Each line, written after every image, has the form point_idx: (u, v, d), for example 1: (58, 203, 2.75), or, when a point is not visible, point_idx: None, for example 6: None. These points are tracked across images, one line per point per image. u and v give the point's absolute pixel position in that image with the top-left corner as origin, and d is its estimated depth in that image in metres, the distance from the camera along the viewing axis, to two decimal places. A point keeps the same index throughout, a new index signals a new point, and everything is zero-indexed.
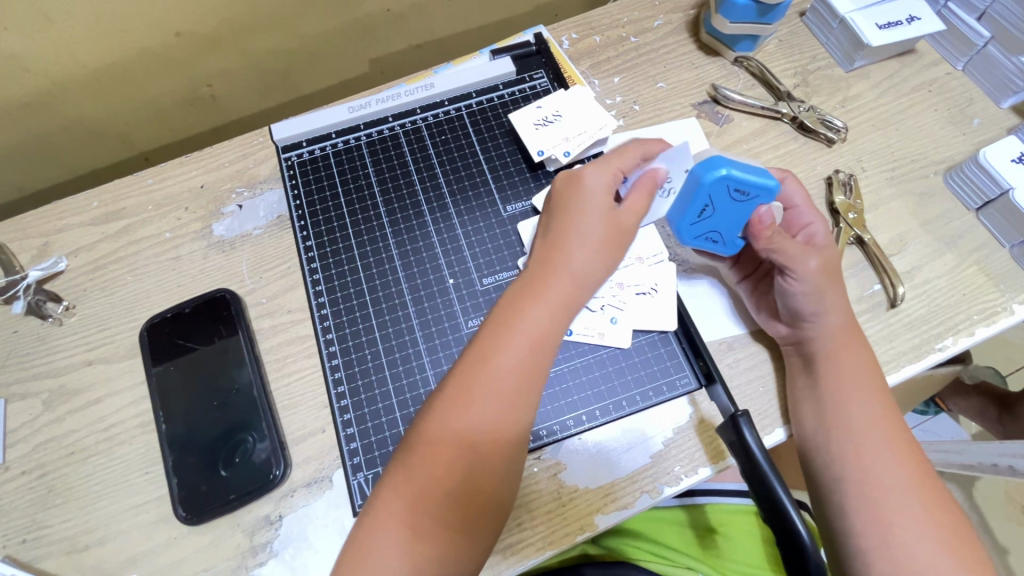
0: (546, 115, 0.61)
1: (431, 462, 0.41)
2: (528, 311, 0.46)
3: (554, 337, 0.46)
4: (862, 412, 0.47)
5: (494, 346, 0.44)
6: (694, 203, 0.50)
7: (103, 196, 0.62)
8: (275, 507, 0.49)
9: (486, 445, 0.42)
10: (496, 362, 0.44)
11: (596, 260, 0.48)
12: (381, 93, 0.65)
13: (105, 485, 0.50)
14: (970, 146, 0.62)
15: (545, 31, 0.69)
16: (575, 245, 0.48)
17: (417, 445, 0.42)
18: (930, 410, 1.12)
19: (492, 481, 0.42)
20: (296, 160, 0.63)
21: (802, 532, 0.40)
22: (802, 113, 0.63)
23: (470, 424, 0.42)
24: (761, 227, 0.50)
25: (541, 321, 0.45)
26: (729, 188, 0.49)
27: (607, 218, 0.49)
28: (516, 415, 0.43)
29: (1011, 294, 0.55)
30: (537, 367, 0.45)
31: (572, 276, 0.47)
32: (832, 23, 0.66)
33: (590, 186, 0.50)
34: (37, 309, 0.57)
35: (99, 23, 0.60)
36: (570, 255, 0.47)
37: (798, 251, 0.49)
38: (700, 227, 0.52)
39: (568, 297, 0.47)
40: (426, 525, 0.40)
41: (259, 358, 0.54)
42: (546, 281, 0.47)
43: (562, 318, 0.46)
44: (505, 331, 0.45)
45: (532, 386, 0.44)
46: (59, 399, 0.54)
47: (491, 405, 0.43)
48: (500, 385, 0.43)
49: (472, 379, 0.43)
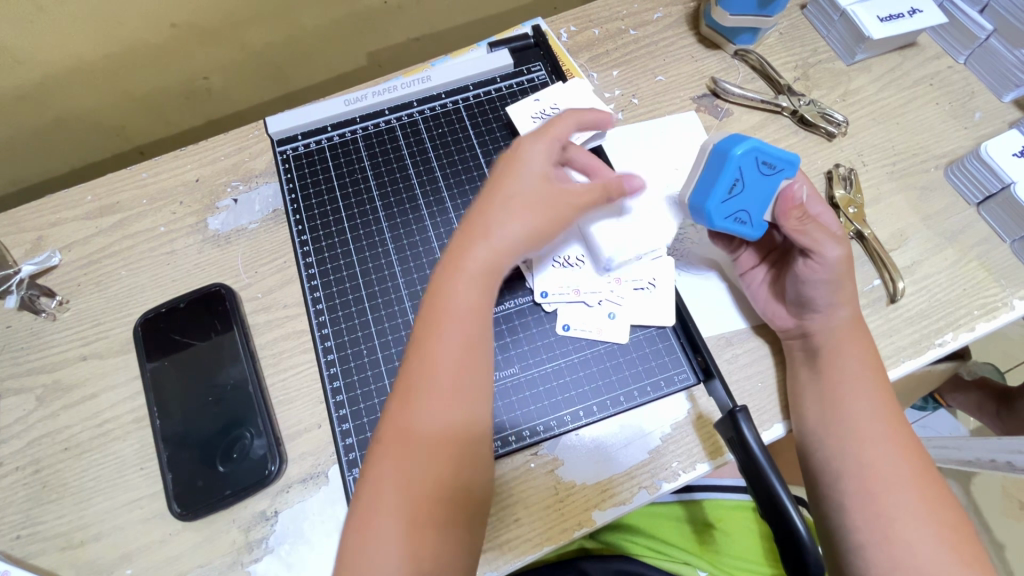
0: (544, 108, 0.60)
1: (391, 461, 0.40)
2: (452, 284, 0.44)
3: (485, 305, 0.43)
4: (862, 407, 0.47)
5: (431, 336, 0.43)
6: (725, 178, 0.49)
7: (97, 190, 0.61)
8: (271, 503, 0.49)
9: (431, 429, 0.41)
10: (435, 349, 0.42)
11: (523, 218, 0.45)
12: (377, 87, 0.64)
13: (100, 481, 0.50)
14: (971, 140, 0.62)
15: (543, 23, 0.68)
16: (502, 210, 0.45)
17: (380, 458, 0.41)
18: (928, 406, 1.12)
19: (461, 474, 0.41)
20: (292, 153, 0.62)
21: (800, 527, 0.40)
22: (803, 106, 0.63)
23: (415, 412, 0.41)
24: (790, 205, 0.49)
25: (469, 293, 0.43)
26: (758, 162, 0.48)
27: (534, 176, 0.47)
28: (457, 391, 0.42)
29: (1012, 289, 0.55)
30: (473, 340, 0.43)
31: (498, 236, 0.45)
32: (834, 16, 0.65)
33: (518, 154, 0.48)
34: (30, 304, 0.56)
35: (93, 15, 0.59)
36: (496, 219, 0.45)
37: (826, 236, 0.48)
38: (728, 206, 0.50)
39: (500, 260, 0.45)
40: (417, 533, 0.39)
41: (255, 353, 0.54)
42: (473, 250, 0.44)
43: (492, 280, 0.44)
44: (438, 315, 0.43)
45: (474, 366, 0.43)
46: (53, 394, 0.53)
47: (431, 389, 0.41)
48: (435, 367, 0.42)
49: (411, 369, 0.42)
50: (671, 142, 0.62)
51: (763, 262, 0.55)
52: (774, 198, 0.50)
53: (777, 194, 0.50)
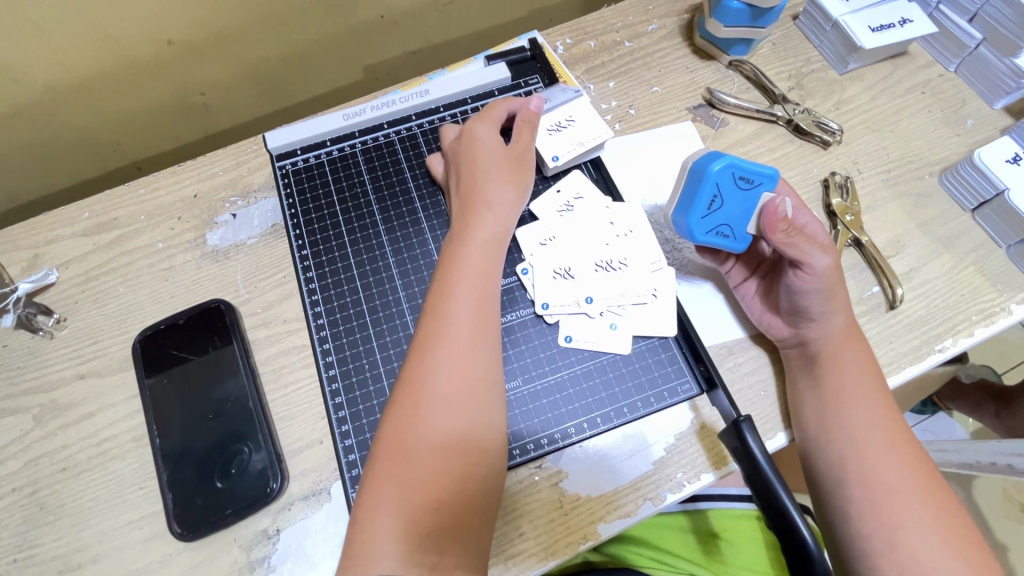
0: (559, 120, 0.60)
1: (410, 420, 0.43)
2: (461, 254, 0.50)
3: (491, 271, 0.50)
4: (862, 414, 0.47)
5: (441, 309, 0.47)
6: (703, 195, 0.50)
7: (94, 207, 0.61)
8: (273, 521, 0.48)
9: (448, 383, 0.44)
10: (446, 321, 0.46)
11: (509, 193, 0.54)
12: (375, 101, 0.64)
13: (99, 501, 0.49)
14: (964, 147, 0.62)
15: (539, 36, 0.69)
16: (490, 190, 0.53)
17: (390, 443, 0.42)
18: (927, 409, 1.13)
19: (475, 449, 0.43)
20: (291, 169, 0.62)
21: (807, 536, 0.40)
22: (798, 115, 0.63)
23: (432, 370, 0.44)
24: (775, 218, 0.49)
25: (475, 260, 0.50)
26: (733, 177, 0.50)
27: (505, 157, 0.55)
28: (473, 349, 0.46)
29: (1009, 294, 0.55)
30: (479, 297, 0.48)
31: (490, 211, 0.53)
32: (826, 26, 0.66)
33: (484, 139, 0.56)
34: (28, 322, 0.56)
35: (90, 31, 0.59)
36: (487, 198, 0.53)
37: (812, 246, 0.49)
38: (709, 221, 0.52)
39: (495, 232, 0.52)
40: (427, 516, 0.40)
41: (255, 369, 0.53)
42: (472, 228, 0.52)
43: (492, 253, 0.51)
44: (447, 287, 0.48)
45: (482, 333, 0.47)
46: (50, 414, 0.53)
47: (446, 348, 0.45)
48: (450, 327, 0.46)
49: (428, 333, 0.46)
50: (668, 152, 0.62)
51: (753, 274, 0.55)
52: (756, 212, 0.51)
53: (756, 207, 0.51)
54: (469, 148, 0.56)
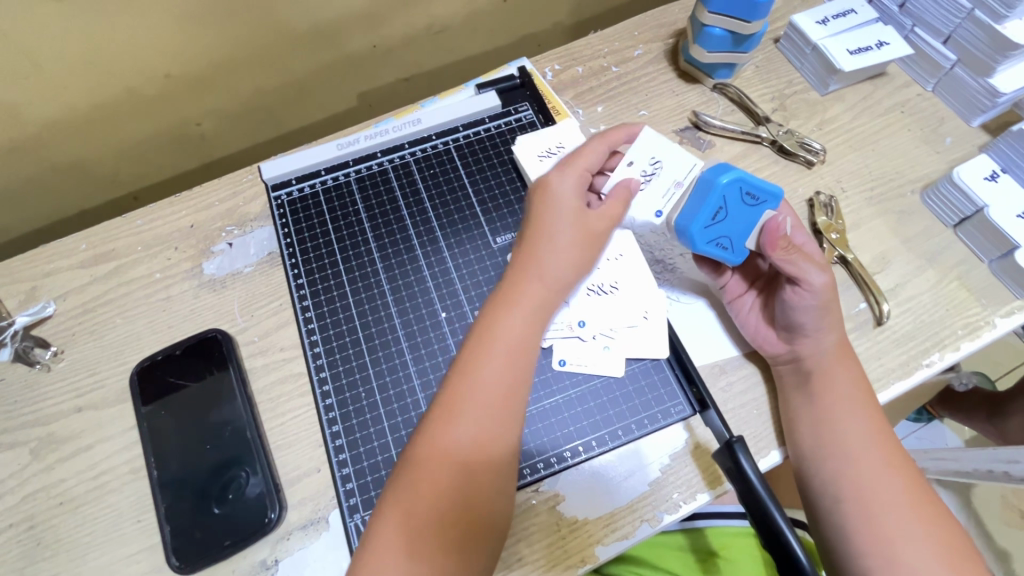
0: (550, 147, 0.62)
1: (425, 477, 0.42)
2: (504, 316, 0.47)
3: (534, 341, 0.47)
4: (854, 430, 0.48)
5: (475, 369, 0.45)
6: (708, 205, 0.51)
7: (92, 238, 0.62)
8: (271, 551, 0.48)
9: (471, 450, 0.43)
10: (479, 384, 0.45)
11: (569, 265, 0.49)
12: (368, 130, 0.66)
13: (97, 535, 0.49)
14: (944, 164, 0.64)
15: (528, 63, 0.70)
16: (547, 251, 0.49)
17: (403, 502, 0.41)
18: (922, 417, 1.14)
19: (490, 487, 0.43)
20: (286, 199, 0.63)
21: (801, 557, 0.40)
22: (781, 136, 0.65)
23: (455, 433, 0.43)
24: (776, 235, 0.50)
25: (519, 325, 0.47)
26: (740, 191, 0.51)
27: (581, 219, 0.51)
28: (504, 417, 0.44)
29: (993, 307, 0.57)
30: (519, 368, 0.46)
31: (544, 280, 0.49)
32: (806, 49, 0.68)
33: (561, 191, 0.52)
34: (25, 355, 0.56)
35: (87, 67, 0.61)
36: (542, 263, 0.49)
37: (813, 265, 0.50)
38: (711, 231, 0.52)
39: (544, 301, 0.49)
40: (430, 538, 0.40)
41: (252, 398, 0.54)
42: (519, 288, 0.48)
43: (537, 320, 0.48)
44: (483, 346, 0.46)
45: (520, 386, 0.46)
46: (47, 447, 0.53)
47: (476, 413, 0.44)
48: (487, 390, 0.44)
49: (458, 391, 0.44)
50: None
51: (750, 289, 0.56)
52: (758, 228, 0.52)
53: (760, 224, 0.52)
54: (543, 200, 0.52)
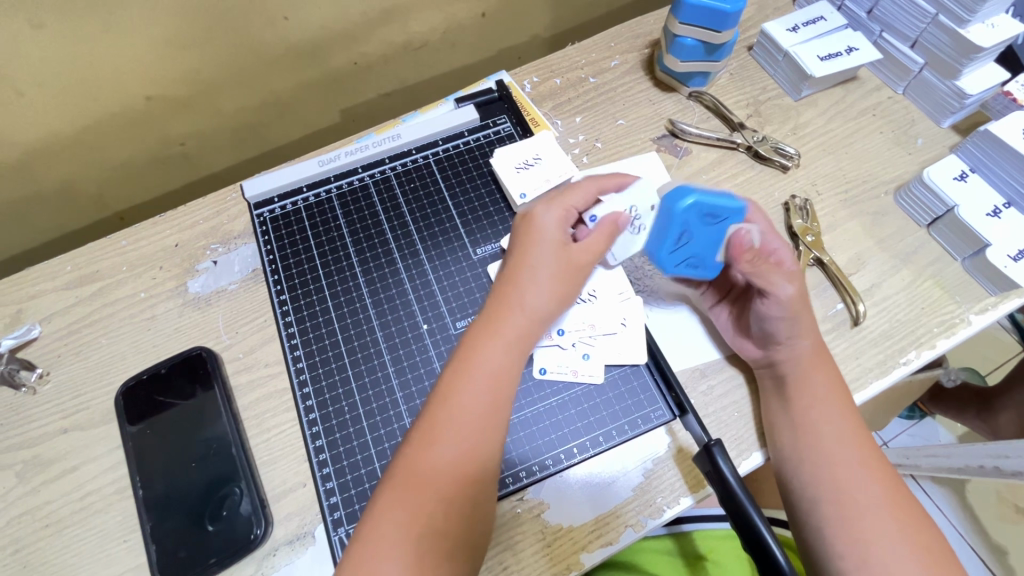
0: (527, 158, 0.63)
1: (406, 502, 0.42)
2: (488, 346, 0.47)
3: (516, 373, 0.47)
4: (832, 432, 0.48)
5: (456, 399, 0.45)
6: (671, 231, 0.52)
7: (77, 259, 0.63)
8: (258, 567, 0.49)
9: (452, 480, 0.43)
10: (458, 413, 0.44)
11: (551, 296, 0.49)
12: (349, 147, 0.67)
13: (83, 557, 0.49)
14: (916, 165, 0.65)
15: (506, 76, 0.72)
16: (529, 282, 0.49)
17: (386, 528, 0.41)
18: (915, 414, 1.15)
19: (470, 515, 0.43)
20: (269, 216, 0.64)
21: (779, 555, 0.41)
22: (757, 141, 0.66)
23: (436, 462, 0.43)
24: (741, 248, 0.53)
25: (502, 356, 0.47)
26: (700, 213, 0.52)
27: (564, 251, 0.51)
28: (482, 449, 0.44)
29: (967, 305, 0.57)
30: (500, 400, 0.46)
31: (525, 311, 0.48)
32: (778, 56, 0.69)
33: (543, 225, 0.51)
34: (10, 378, 0.56)
35: (70, 92, 0.62)
36: (524, 292, 0.49)
37: (777, 276, 0.51)
38: (679, 254, 0.54)
39: (526, 332, 0.48)
40: (406, 552, 0.40)
41: (237, 414, 0.54)
42: (502, 318, 0.48)
43: (519, 352, 0.48)
44: (463, 374, 0.46)
45: (500, 413, 0.45)
46: (33, 469, 0.53)
47: (456, 442, 0.44)
48: (467, 420, 0.44)
49: (438, 418, 0.44)
50: None
51: (724, 299, 0.57)
52: (725, 243, 0.54)
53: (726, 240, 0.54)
54: (527, 233, 0.52)
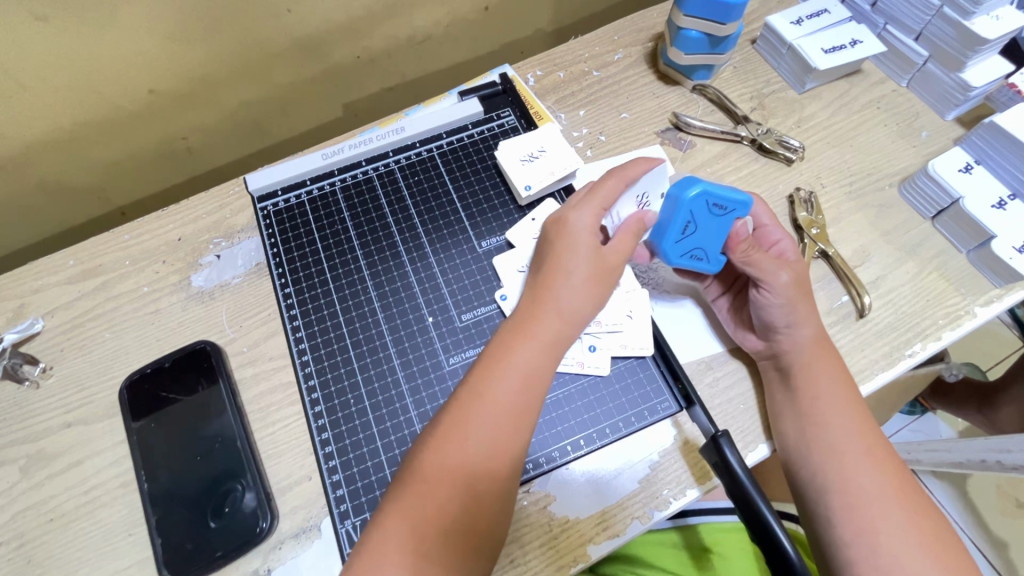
0: (532, 151, 0.62)
1: (428, 495, 0.42)
2: (521, 348, 0.47)
3: (547, 376, 0.47)
4: (839, 423, 0.48)
5: (486, 397, 0.45)
6: (677, 221, 0.52)
7: (80, 254, 0.62)
8: (264, 560, 0.48)
9: (478, 478, 0.43)
10: (488, 411, 0.44)
11: (586, 300, 0.49)
12: (353, 140, 0.66)
13: (87, 551, 0.49)
14: (920, 158, 0.65)
15: (510, 69, 0.71)
16: (564, 283, 0.49)
17: (405, 519, 0.41)
18: (916, 410, 1.15)
19: (491, 512, 0.43)
20: (272, 209, 0.64)
21: (790, 550, 0.40)
22: (761, 135, 0.66)
23: (464, 458, 0.43)
24: (736, 239, 0.53)
25: (535, 358, 0.47)
26: (707, 204, 0.52)
27: (595, 253, 0.50)
28: (510, 449, 0.44)
29: (972, 297, 0.57)
30: (530, 402, 0.46)
31: (560, 314, 0.48)
32: (782, 49, 0.69)
33: (574, 228, 0.51)
34: (13, 373, 0.56)
35: (73, 86, 0.61)
36: (559, 295, 0.48)
37: (770, 264, 0.52)
38: (683, 245, 0.54)
39: (559, 335, 0.48)
40: (431, 546, 0.40)
41: (241, 407, 0.54)
42: (535, 318, 0.48)
43: (552, 354, 0.47)
44: (493, 373, 0.46)
45: (528, 415, 0.45)
46: (37, 464, 0.53)
47: (485, 439, 0.43)
48: (497, 419, 0.44)
49: (468, 414, 0.44)
50: None
51: (728, 291, 0.57)
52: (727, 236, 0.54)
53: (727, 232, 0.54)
54: (558, 235, 0.51)
